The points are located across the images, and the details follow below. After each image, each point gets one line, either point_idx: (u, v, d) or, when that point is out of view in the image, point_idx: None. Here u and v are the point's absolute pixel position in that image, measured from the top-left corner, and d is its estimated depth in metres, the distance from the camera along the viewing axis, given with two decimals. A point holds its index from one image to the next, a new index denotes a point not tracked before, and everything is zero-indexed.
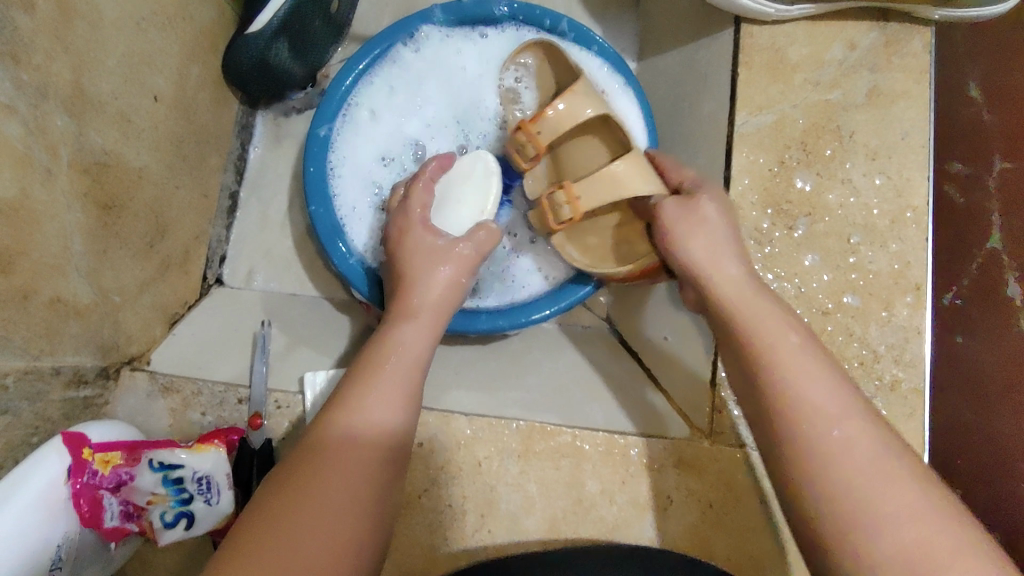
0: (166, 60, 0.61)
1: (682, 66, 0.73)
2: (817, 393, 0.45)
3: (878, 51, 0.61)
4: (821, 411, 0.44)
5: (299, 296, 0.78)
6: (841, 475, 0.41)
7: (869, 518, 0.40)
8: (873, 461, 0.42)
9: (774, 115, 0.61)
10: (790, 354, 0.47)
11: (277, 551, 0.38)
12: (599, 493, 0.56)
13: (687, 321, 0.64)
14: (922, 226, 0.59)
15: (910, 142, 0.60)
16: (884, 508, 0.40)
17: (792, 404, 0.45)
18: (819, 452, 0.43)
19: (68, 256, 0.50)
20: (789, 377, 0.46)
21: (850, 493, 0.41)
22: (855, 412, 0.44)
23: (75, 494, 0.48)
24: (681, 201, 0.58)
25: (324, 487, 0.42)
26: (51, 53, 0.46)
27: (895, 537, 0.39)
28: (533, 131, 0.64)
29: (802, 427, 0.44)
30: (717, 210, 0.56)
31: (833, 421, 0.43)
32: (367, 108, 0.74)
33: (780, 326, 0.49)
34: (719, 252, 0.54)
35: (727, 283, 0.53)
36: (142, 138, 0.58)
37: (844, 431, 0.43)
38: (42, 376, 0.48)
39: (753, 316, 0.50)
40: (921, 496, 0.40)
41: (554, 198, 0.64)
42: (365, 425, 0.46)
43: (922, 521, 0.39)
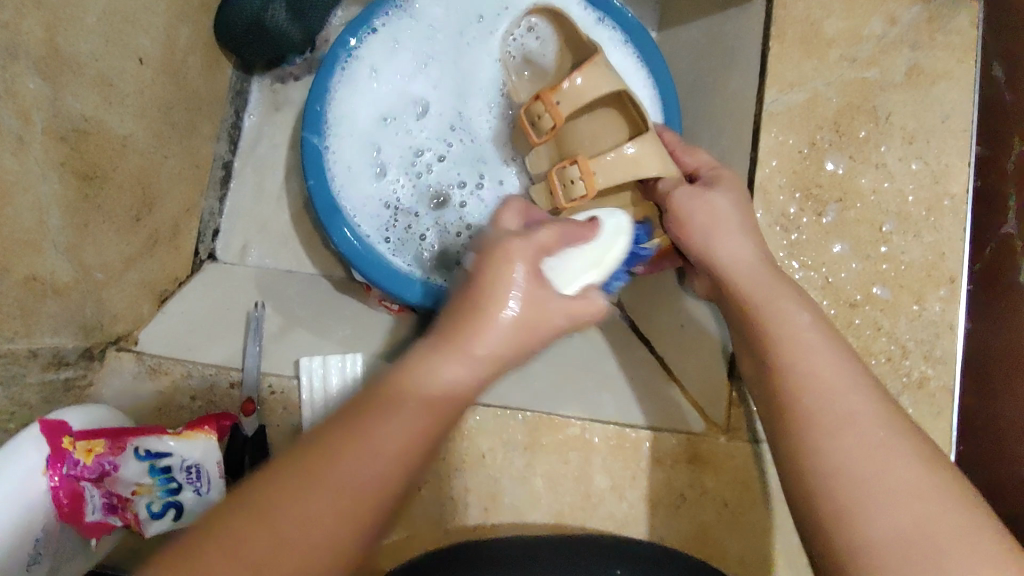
0: (152, 18, 0.57)
1: (706, 37, 0.69)
2: (820, 363, 0.42)
3: (921, 27, 0.57)
4: (826, 384, 0.41)
5: (295, 273, 0.75)
6: (844, 452, 0.38)
7: (869, 496, 0.37)
8: (877, 438, 0.39)
9: (807, 93, 0.57)
10: (796, 328, 0.44)
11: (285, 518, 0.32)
12: (608, 489, 0.53)
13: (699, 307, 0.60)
14: (959, 216, 0.56)
15: (950, 125, 0.56)
16: (886, 485, 0.37)
17: (794, 376, 0.42)
18: (820, 423, 0.40)
19: (44, 230, 0.46)
20: (786, 348, 0.44)
21: (853, 473, 0.38)
22: (859, 387, 0.41)
23: (54, 487, 0.45)
24: (692, 188, 0.53)
25: (357, 463, 0.34)
26: (21, 9, 0.42)
27: (889, 518, 0.36)
28: (551, 100, 0.59)
29: (806, 399, 0.41)
30: (731, 201, 0.51)
31: (838, 395, 0.40)
32: (371, 64, 0.69)
33: (791, 303, 0.46)
34: (734, 240, 0.50)
35: (740, 273, 0.49)
36: (126, 104, 0.54)
37: (848, 405, 0.40)
38: (18, 359, 0.45)
39: (763, 300, 0.46)
40: (930, 477, 0.37)
41: (565, 173, 0.59)
42: (448, 402, 0.37)
43: (923, 500, 0.36)
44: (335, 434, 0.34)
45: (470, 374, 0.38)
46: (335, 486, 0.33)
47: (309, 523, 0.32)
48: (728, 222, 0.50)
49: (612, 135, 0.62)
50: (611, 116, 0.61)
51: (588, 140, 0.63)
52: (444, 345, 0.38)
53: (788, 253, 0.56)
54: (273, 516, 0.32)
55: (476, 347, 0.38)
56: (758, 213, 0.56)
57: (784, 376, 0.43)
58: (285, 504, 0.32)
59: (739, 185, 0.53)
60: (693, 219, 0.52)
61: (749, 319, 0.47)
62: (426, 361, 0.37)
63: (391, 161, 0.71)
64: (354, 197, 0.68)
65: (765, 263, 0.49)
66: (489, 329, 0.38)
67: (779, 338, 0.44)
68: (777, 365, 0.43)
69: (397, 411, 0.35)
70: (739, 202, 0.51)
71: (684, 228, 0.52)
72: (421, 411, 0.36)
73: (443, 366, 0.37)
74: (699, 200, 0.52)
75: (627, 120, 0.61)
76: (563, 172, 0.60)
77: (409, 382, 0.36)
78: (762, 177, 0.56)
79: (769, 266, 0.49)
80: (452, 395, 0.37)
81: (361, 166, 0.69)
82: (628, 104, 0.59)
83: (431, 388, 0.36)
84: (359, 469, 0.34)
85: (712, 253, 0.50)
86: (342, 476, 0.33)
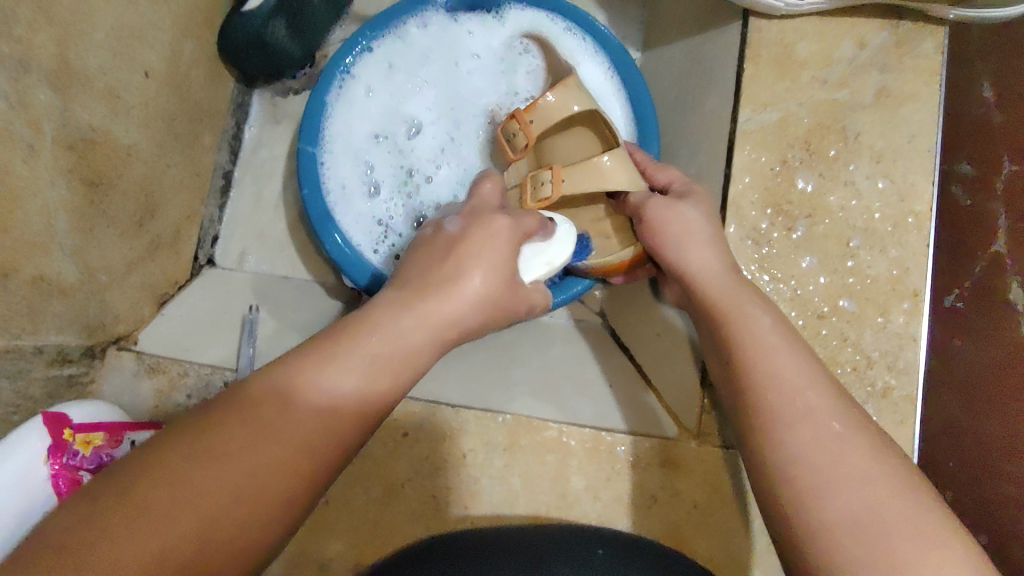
0: (159, 35, 0.60)
1: (688, 58, 0.72)
2: (782, 364, 0.45)
3: (889, 51, 0.60)
4: (785, 381, 0.44)
5: (290, 279, 0.77)
6: (799, 447, 0.41)
7: (821, 484, 0.39)
8: (830, 430, 0.41)
9: (779, 113, 0.60)
10: (758, 329, 0.47)
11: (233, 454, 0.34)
12: (583, 490, 0.56)
13: (677, 315, 0.63)
14: (923, 233, 0.58)
15: (916, 145, 0.59)
16: (838, 472, 0.39)
17: (756, 374, 0.45)
18: (779, 419, 0.43)
19: (51, 233, 0.49)
20: (750, 350, 0.46)
21: (806, 463, 0.40)
22: (817, 385, 0.44)
23: (54, 475, 0.48)
24: (665, 202, 0.56)
25: (311, 411, 0.37)
26: (34, 26, 0.45)
27: (844, 502, 0.38)
28: (526, 119, 0.62)
29: (770, 396, 0.44)
30: (699, 213, 0.54)
31: (795, 392, 0.43)
32: (366, 83, 0.72)
33: (755, 307, 0.48)
34: (703, 249, 0.53)
35: (709, 279, 0.52)
36: (131, 115, 0.57)
37: (805, 401, 0.43)
38: (24, 354, 0.48)
39: (731, 304, 0.49)
40: (880, 464, 0.40)
41: (538, 177, 0.63)
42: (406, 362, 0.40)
43: (873, 486, 0.39)
44: (287, 385, 0.37)
45: (431, 335, 0.42)
46: (281, 432, 0.35)
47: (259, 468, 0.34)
48: (697, 233, 0.54)
49: (584, 152, 0.66)
50: (587, 132, 0.65)
51: (566, 154, 0.66)
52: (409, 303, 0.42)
53: (759, 266, 0.58)
54: (223, 462, 0.33)
55: (443, 307, 0.42)
56: (731, 227, 0.59)
57: (748, 373, 0.45)
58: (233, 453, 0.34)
59: (706, 200, 0.56)
60: (666, 230, 0.55)
61: (717, 323, 0.49)
62: (390, 321, 0.41)
63: (382, 175, 0.73)
64: (344, 208, 0.71)
65: (730, 273, 0.51)
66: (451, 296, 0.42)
67: (743, 338, 0.47)
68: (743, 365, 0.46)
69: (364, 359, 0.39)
70: (705, 214, 0.55)
71: (659, 240, 0.56)
72: (377, 364, 0.39)
73: (405, 325, 0.41)
74: (671, 212, 0.55)
75: (599, 137, 0.64)
76: (536, 177, 0.63)
77: (377, 338, 0.40)
78: (734, 194, 0.59)
79: (736, 275, 0.52)
80: (411, 354, 0.41)
81: (352, 180, 0.72)
82: (601, 124, 0.63)
83: (393, 346, 0.40)
84: (307, 421, 0.36)
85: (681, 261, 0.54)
86: (291, 426, 0.36)
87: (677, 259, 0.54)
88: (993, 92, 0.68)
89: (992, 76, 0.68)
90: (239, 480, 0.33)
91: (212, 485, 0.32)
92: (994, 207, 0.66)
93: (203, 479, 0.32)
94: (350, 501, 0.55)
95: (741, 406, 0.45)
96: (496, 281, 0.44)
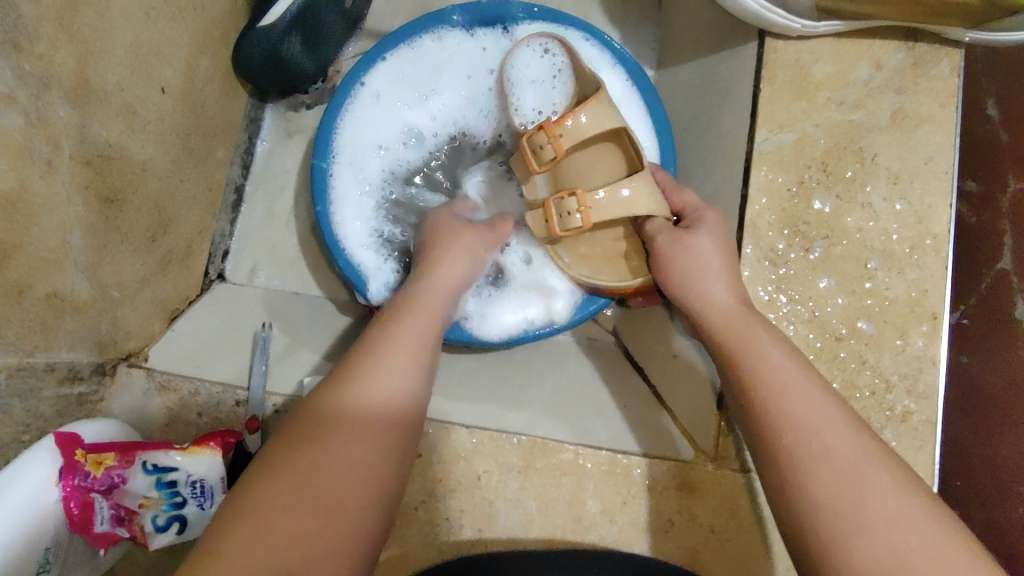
0: (175, 51, 0.60)
1: (702, 77, 0.72)
2: (798, 403, 0.44)
3: (905, 72, 0.60)
4: (802, 421, 0.43)
5: (301, 295, 0.77)
6: (820, 486, 0.41)
7: (843, 526, 0.39)
8: (848, 466, 0.41)
9: (796, 133, 0.60)
10: (771, 368, 0.46)
11: (317, 475, 0.39)
12: (599, 514, 0.55)
13: (697, 351, 0.62)
14: (942, 255, 0.58)
15: (932, 167, 0.59)
16: (861, 514, 0.39)
17: (771, 415, 0.44)
18: (795, 461, 0.42)
19: (66, 250, 0.49)
20: (766, 391, 0.45)
21: (831, 499, 0.40)
22: (836, 420, 0.43)
23: (65, 497, 0.47)
24: (673, 235, 0.57)
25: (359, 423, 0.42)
26: (56, 42, 0.45)
27: (868, 549, 0.38)
28: (556, 132, 0.61)
29: (785, 437, 0.43)
30: (711, 243, 0.55)
31: (813, 433, 0.43)
32: (378, 92, 0.72)
33: (766, 341, 0.48)
34: (713, 282, 0.53)
35: (717, 313, 0.52)
36: (147, 131, 0.57)
37: (822, 441, 0.42)
38: (36, 372, 0.47)
39: (742, 340, 0.49)
40: (903, 503, 0.39)
41: (563, 204, 0.62)
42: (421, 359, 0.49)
43: (897, 526, 0.38)
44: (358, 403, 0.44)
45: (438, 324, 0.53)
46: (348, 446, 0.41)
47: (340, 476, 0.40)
48: (707, 265, 0.54)
49: (606, 171, 0.66)
50: (608, 149, 0.66)
51: (585, 172, 0.67)
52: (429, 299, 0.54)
53: (776, 288, 0.58)
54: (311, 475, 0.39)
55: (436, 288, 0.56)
56: (748, 248, 0.58)
57: (761, 414, 0.45)
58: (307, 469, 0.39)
59: (720, 228, 0.56)
60: (675, 262, 0.56)
61: (728, 359, 0.49)
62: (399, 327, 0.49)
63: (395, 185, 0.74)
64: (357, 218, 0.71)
65: (740, 305, 0.51)
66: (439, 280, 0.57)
67: (757, 376, 0.46)
68: (763, 403, 0.45)
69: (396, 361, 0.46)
70: (718, 243, 0.55)
71: (671, 270, 0.57)
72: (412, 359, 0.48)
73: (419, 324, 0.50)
74: (681, 245, 0.56)
75: (621, 155, 0.65)
76: (560, 203, 0.62)
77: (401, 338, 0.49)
78: (751, 214, 0.59)
79: (749, 308, 0.51)
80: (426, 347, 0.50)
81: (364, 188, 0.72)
82: (625, 142, 0.64)
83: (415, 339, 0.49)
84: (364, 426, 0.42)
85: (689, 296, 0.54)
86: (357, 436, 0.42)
87: (692, 293, 0.54)
88: (1000, 114, 0.75)
89: (998, 99, 0.75)
90: (319, 491, 0.39)
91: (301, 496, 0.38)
92: (1002, 224, 0.75)
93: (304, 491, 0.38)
94: None
95: (760, 434, 0.45)
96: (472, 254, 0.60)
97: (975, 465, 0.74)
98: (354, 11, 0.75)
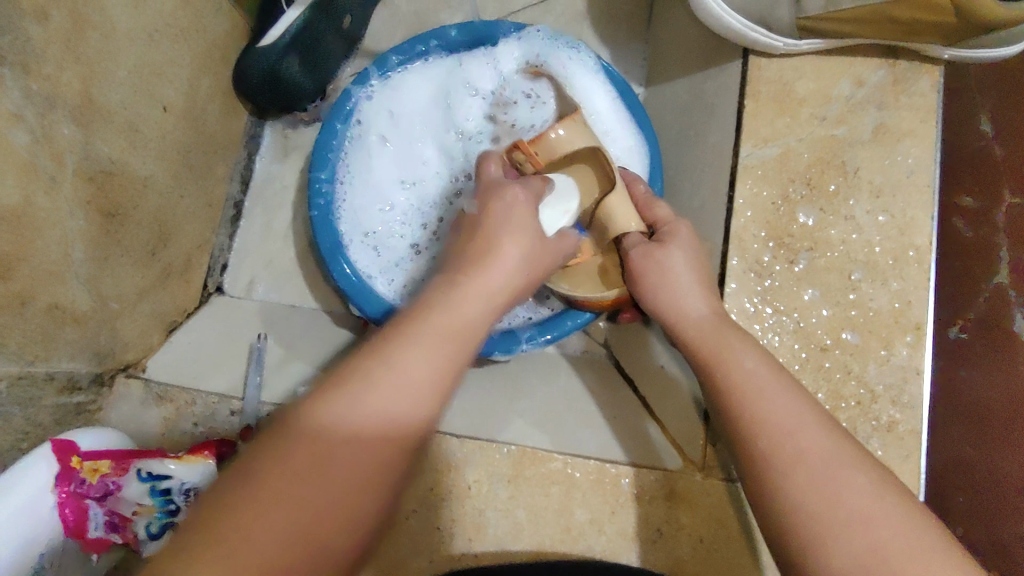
0: (177, 71, 0.62)
1: (690, 94, 0.74)
2: (774, 408, 0.45)
3: (886, 89, 0.61)
4: (775, 425, 0.44)
5: (299, 308, 0.78)
6: (795, 489, 0.41)
7: (826, 525, 0.39)
8: (823, 469, 0.41)
9: (780, 148, 0.61)
10: (742, 373, 0.48)
11: (303, 487, 0.32)
12: (588, 522, 0.55)
13: (678, 368, 0.63)
14: (924, 266, 0.59)
15: (914, 180, 0.60)
16: (837, 514, 0.39)
17: (745, 420, 0.45)
18: (772, 466, 0.43)
19: (68, 262, 0.50)
20: (739, 397, 0.46)
21: (806, 503, 0.40)
22: (811, 424, 0.44)
23: (61, 503, 0.49)
24: (646, 251, 0.60)
25: (385, 407, 0.36)
26: (62, 64, 0.47)
27: (842, 556, 0.38)
28: (532, 151, 0.63)
29: (761, 441, 0.44)
30: (684, 261, 0.58)
31: (786, 435, 0.43)
32: (376, 133, 0.75)
33: (738, 350, 0.49)
34: (684, 296, 0.55)
35: (690, 325, 0.53)
36: (149, 148, 0.59)
37: (796, 445, 0.43)
38: (36, 381, 0.49)
39: (712, 349, 0.50)
40: (878, 500, 0.40)
41: None
42: (440, 378, 0.38)
43: (872, 527, 0.39)
44: (373, 400, 0.36)
45: (456, 344, 0.40)
46: (328, 464, 0.33)
47: (358, 465, 0.34)
48: (678, 278, 0.57)
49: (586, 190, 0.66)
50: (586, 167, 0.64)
51: None
52: (462, 278, 0.43)
53: (763, 299, 0.59)
54: (292, 486, 0.32)
55: (490, 276, 0.44)
56: (733, 260, 0.59)
57: (737, 420, 0.46)
58: (295, 476, 0.32)
59: (691, 243, 0.59)
60: (646, 276, 0.59)
61: (702, 366, 0.50)
62: (448, 300, 0.42)
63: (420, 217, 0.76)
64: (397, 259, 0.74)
65: (712, 317, 0.53)
66: (496, 257, 0.45)
67: (730, 384, 0.47)
68: (734, 407, 0.46)
69: (422, 339, 0.38)
70: (689, 258, 0.58)
71: (643, 286, 0.59)
72: (430, 379, 0.38)
73: (461, 299, 0.42)
74: (652, 258, 0.59)
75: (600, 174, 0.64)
76: None
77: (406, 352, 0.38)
78: (736, 227, 0.60)
79: (721, 319, 0.53)
80: (437, 361, 0.38)
81: (392, 231, 0.75)
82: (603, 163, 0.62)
83: (427, 359, 0.38)
84: (364, 435, 0.35)
85: (657, 300, 0.57)
86: (347, 454, 0.34)
87: (667, 306, 0.56)
88: (993, 130, 0.77)
89: (989, 114, 0.77)
90: (310, 512, 0.32)
91: (293, 514, 0.31)
92: (997, 239, 0.76)
93: (292, 514, 0.31)
94: None
95: (739, 439, 0.45)
96: (526, 244, 0.47)
97: (977, 480, 0.74)
98: (351, 31, 0.77)
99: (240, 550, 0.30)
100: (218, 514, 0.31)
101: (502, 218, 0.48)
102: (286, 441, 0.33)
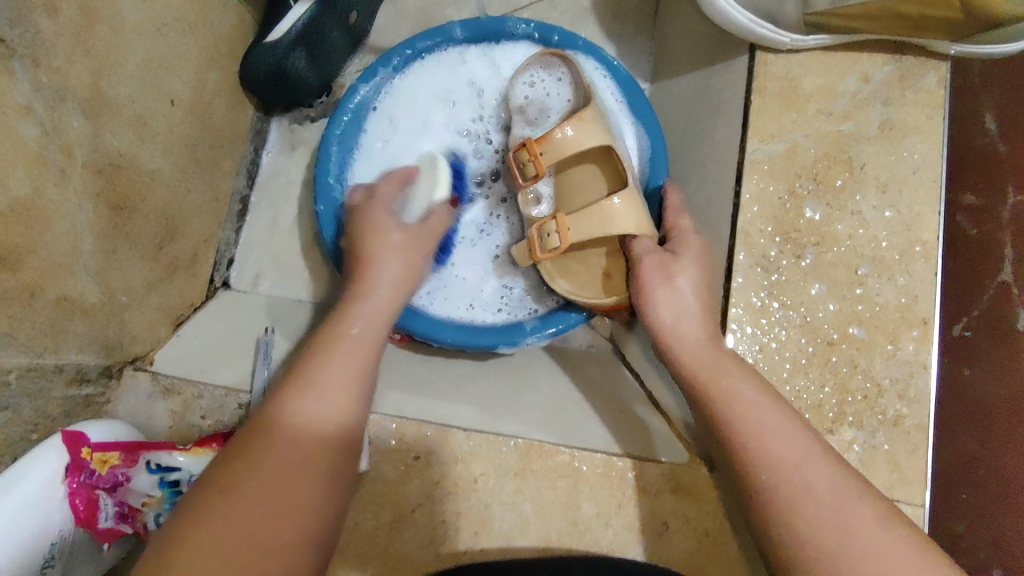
0: (185, 65, 0.62)
1: (695, 90, 0.74)
2: (776, 443, 0.47)
3: (892, 85, 0.61)
4: (780, 459, 0.46)
5: (304, 303, 0.79)
6: (807, 522, 0.43)
7: (841, 563, 0.41)
8: (830, 503, 0.43)
9: (787, 143, 0.61)
10: (743, 407, 0.49)
11: (248, 500, 0.40)
12: (595, 516, 0.55)
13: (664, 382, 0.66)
14: (931, 261, 0.59)
15: (920, 176, 0.60)
16: (849, 549, 0.41)
17: (750, 454, 0.47)
18: (779, 501, 0.44)
19: (76, 254, 0.50)
20: (744, 434, 0.48)
21: (817, 536, 0.42)
22: (815, 457, 0.46)
23: (72, 493, 0.49)
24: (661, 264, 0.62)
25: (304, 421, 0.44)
26: (71, 56, 0.47)
27: None
28: (537, 151, 0.66)
29: (766, 474, 0.46)
30: (690, 285, 0.60)
31: (792, 469, 0.45)
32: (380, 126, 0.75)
33: (736, 380, 0.51)
34: (685, 323, 0.57)
35: (687, 350, 0.55)
36: (157, 142, 0.59)
37: (803, 477, 0.45)
38: (45, 373, 0.49)
39: (711, 376, 0.52)
40: (887, 531, 0.41)
41: (543, 228, 0.67)
42: (339, 387, 0.47)
43: (885, 557, 0.40)
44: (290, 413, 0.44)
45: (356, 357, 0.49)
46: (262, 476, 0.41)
47: (289, 473, 0.42)
48: (682, 303, 0.59)
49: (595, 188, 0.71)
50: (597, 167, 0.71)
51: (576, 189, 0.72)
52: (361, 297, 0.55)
53: (769, 294, 0.59)
54: (237, 501, 0.39)
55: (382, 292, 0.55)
56: (740, 254, 0.59)
57: (742, 454, 0.47)
58: (237, 493, 0.40)
59: (696, 265, 0.62)
60: (652, 293, 0.61)
61: (703, 396, 0.52)
62: (341, 323, 0.52)
63: None
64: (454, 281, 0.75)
65: (709, 343, 0.55)
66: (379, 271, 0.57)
67: (732, 417, 0.49)
68: (738, 441, 0.48)
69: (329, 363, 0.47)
70: (694, 283, 0.60)
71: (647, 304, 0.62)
72: (333, 393, 0.46)
73: (366, 316, 0.53)
74: (663, 273, 0.61)
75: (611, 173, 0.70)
76: (543, 227, 0.67)
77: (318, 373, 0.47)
78: (743, 222, 0.60)
79: (717, 345, 0.54)
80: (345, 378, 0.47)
81: None
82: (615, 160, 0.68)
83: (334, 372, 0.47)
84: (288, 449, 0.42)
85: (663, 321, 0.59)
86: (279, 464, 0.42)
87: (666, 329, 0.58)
88: (997, 127, 0.77)
89: (993, 111, 0.77)
90: (253, 522, 0.39)
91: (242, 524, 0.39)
92: (1001, 236, 0.76)
93: (234, 520, 0.39)
94: (362, 523, 0.54)
95: (744, 474, 0.47)
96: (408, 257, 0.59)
97: (981, 476, 0.74)
98: (357, 27, 0.77)
99: (213, 541, 0.37)
100: (200, 526, 0.38)
101: (383, 243, 0.59)
102: (224, 464, 0.41)
